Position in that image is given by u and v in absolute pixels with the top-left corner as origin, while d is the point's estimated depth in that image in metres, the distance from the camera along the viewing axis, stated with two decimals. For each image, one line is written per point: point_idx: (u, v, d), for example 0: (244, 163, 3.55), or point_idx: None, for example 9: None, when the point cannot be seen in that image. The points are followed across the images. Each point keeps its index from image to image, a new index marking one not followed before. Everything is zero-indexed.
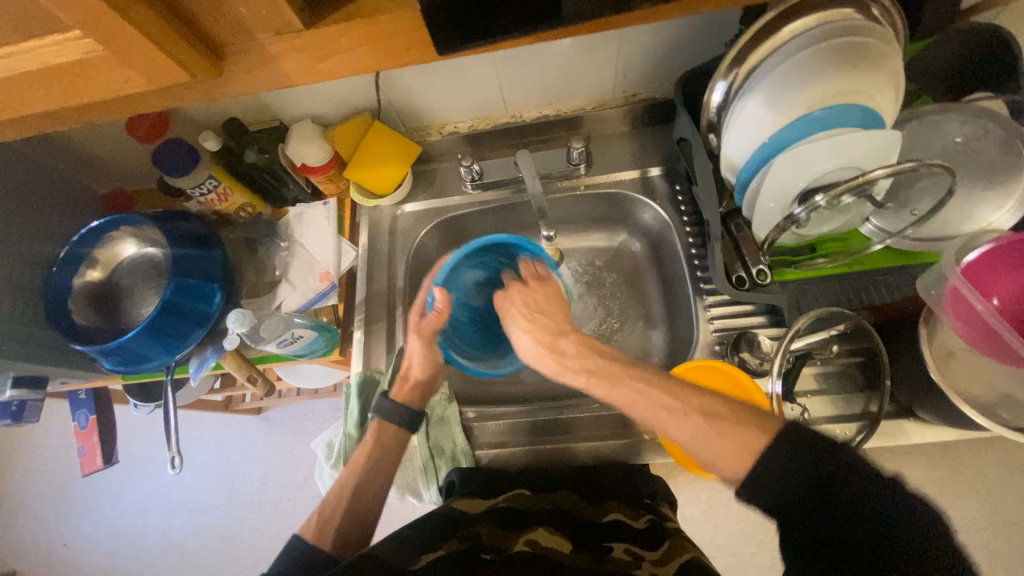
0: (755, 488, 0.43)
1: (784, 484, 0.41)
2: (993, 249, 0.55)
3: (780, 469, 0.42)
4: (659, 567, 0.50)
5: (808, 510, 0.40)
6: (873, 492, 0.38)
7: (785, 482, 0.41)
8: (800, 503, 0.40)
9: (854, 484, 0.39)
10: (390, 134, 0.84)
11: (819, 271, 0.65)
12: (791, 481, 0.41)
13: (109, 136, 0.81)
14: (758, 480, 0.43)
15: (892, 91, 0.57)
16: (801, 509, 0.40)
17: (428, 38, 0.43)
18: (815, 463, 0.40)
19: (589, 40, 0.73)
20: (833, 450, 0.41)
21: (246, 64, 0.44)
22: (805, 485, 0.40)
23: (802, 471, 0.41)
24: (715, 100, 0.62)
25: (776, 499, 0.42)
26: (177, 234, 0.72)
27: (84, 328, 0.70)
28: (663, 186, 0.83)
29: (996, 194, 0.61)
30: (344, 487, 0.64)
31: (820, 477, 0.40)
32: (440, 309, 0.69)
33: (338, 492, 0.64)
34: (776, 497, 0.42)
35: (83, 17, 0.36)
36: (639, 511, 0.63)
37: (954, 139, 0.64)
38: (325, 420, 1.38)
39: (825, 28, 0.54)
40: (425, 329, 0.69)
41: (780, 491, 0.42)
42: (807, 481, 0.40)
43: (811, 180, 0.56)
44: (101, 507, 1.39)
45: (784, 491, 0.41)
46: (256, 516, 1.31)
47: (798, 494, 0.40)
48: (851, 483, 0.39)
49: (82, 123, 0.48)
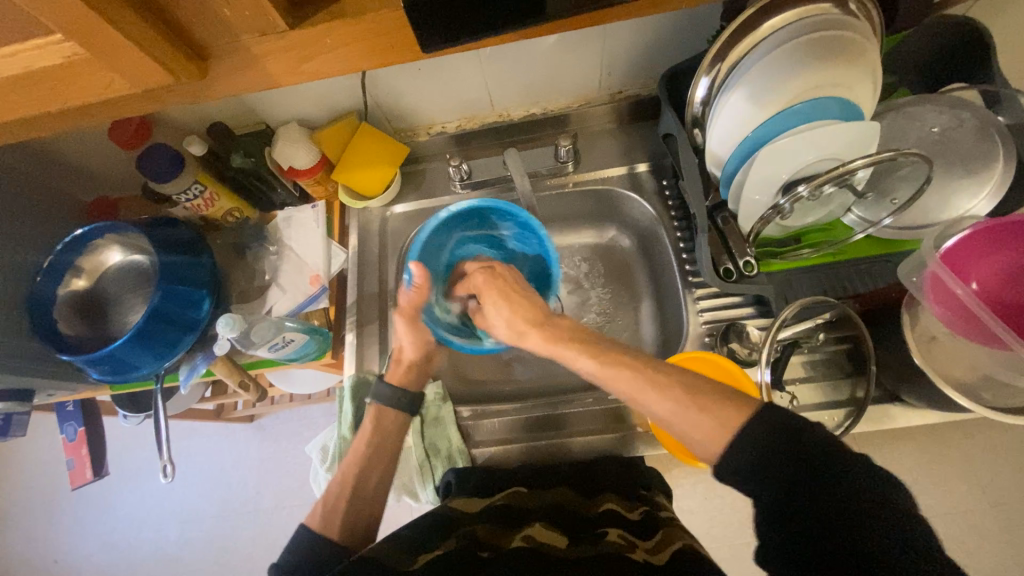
0: (728, 467, 0.44)
1: (757, 464, 0.42)
2: (971, 234, 0.56)
3: (750, 451, 0.43)
4: (653, 555, 0.51)
5: (780, 488, 0.41)
6: (841, 468, 0.39)
7: (757, 461, 0.42)
8: (772, 482, 0.41)
9: (822, 461, 0.40)
10: (378, 135, 0.83)
11: (803, 262, 0.66)
12: (762, 461, 0.42)
13: (91, 143, 0.80)
14: (733, 460, 0.43)
15: (870, 83, 0.59)
16: (773, 487, 0.41)
17: (413, 36, 0.43)
18: (785, 441, 0.41)
19: (573, 38, 0.73)
20: (802, 430, 0.42)
21: (231, 66, 0.44)
22: (777, 464, 0.41)
23: (771, 451, 0.42)
24: (699, 95, 0.63)
25: (761, 471, 0.42)
26: (163, 240, 0.71)
27: (70, 338, 0.69)
28: (650, 182, 0.84)
29: (973, 182, 0.63)
30: (347, 471, 0.65)
31: (789, 456, 0.41)
32: (420, 284, 0.68)
33: (340, 481, 0.64)
34: (749, 476, 0.43)
35: (64, 21, 0.36)
36: (634, 502, 0.64)
37: (931, 129, 0.65)
38: (319, 425, 1.37)
39: (804, 23, 0.55)
40: (406, 308, 0.70)
41: (751, 471, 0.42)
42: (778, 460, 0.41)
43: (793, 172, 0.58)
44: (92, 521, 1.36)
45: (756, 471, 0.42)
46: (251, 524, 1.30)
47: (769, 472, 0.41)
48: (819, 461, 0.40)
49: (63, 128, 0.47)
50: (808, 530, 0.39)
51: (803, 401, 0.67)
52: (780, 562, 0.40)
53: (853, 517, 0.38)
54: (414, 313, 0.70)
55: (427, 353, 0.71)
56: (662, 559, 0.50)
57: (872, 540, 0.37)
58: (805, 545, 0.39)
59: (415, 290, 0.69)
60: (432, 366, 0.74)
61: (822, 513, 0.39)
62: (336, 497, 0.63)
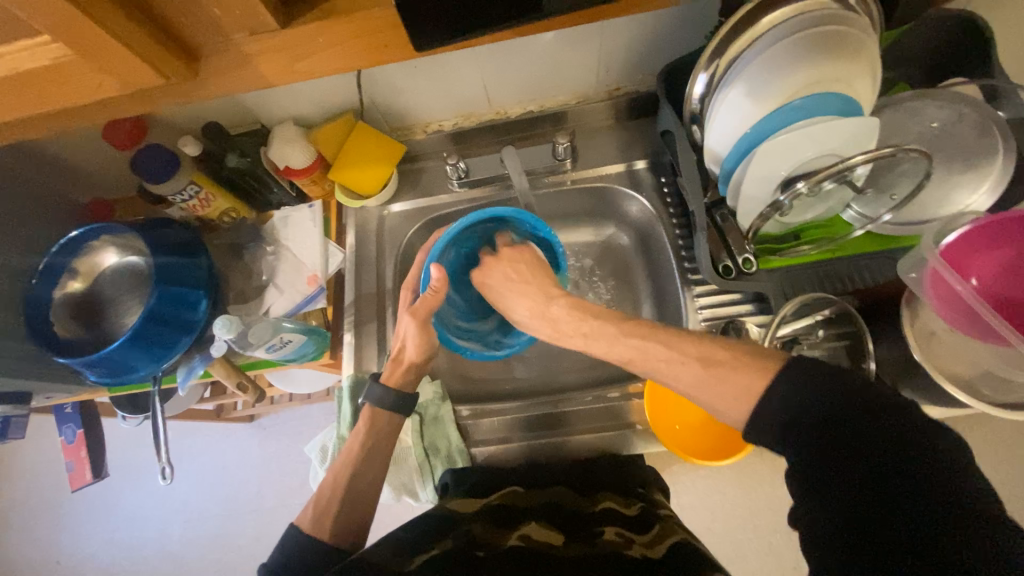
0: (766, 420, 0.43)
1: (793, 415, 0.42)
2: (973, 229, 0.56)
3: (790, 402, 0.42)
4: (649, 550, 0.51)
5: (822, 442, 0.40)
6: (886, 420, 0.39)
7: (794, 411, 0.42)
8: (814, 434, 0.40)
9: (863, 408, 0.40)
10: (374, 134, 0.83)
11: (803, 258, 0.65)
12: (800, 412, 0.41)
13: (86, 144, 0.80)
14: (768, 414, 0.43)
15: (869, 79, 0.58)
16: (814, 438, 0.40)
17: (407, 34, 0.42)
18: (825, 398, 0.41)
19: (570, 34, 0.73)
20: (842, 381, 0.42)
21: (222, 65, 0.44)
22: (816, 415, 0.41)
23: (813, 404, 0.41)
24: (697, 91, 0.61)
25: (780, 434, 0.42)
26: (160, 241, 0.71)
27: (67, 340, 0.68)
28: (648, 178, 0.84)
29: (974, 176, 0.63)
30: (340, 474, 0.64)
31: (830, 404, 0.41)
32: (436, 287, 0.67)
33: (331, 480, 0.64)
34: (788, 430, 0.42)
35: (51, 21, 0.35)
36: (632, 499, 0.64)
37: (930, 124, 0.65)
38: (319, 424, 1.37)
39: (803, 18, 0.55)
40: (419, 311, 0.68)
41: (789, 423, 0.42)
42: (818, 409, 0.41)
43: (792, 169, 0.57)
44: (94, 521, 1.37)
45: (792, 423, 0.42)
46: (252, 522, 1.30)
47: (809, 424, 0.41)
48: (862, 414, 0.40)
49: (54, 129, 0.47)
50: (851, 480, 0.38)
51: None
52: (817, 517, 0.39)
53: (896, 464, 0.37)
54: (426, 317, 0.69)
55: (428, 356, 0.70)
56: (659, 552, 0.51)
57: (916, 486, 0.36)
58: (844, 495, 0.38)
59: (431, 291, 0.67)
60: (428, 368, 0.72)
61: (865, 461, 0.38)
62: (336, 496, 0.63)
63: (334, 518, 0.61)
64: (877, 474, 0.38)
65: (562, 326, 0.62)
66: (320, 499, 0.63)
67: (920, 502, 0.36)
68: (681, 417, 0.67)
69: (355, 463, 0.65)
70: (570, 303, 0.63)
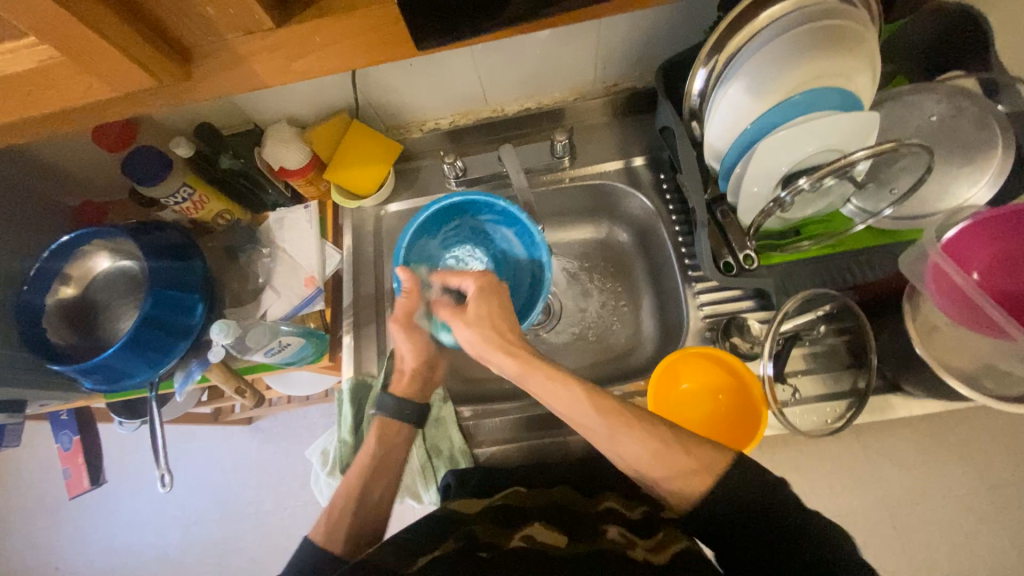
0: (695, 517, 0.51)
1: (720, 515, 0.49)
2: (972, 224, 0.56)
3: (715, 504, 0.49)
4: (652, 553, 0.51)
5: (737, 534, 0.48)
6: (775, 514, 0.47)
7: (726, 508, 0.49)
8: (729, 524, 0.49)
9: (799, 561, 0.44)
10: (370, 133, 0.82)
11: (803, 254, 0.64)
12: (717, 517, 0.49)
13: (75, 145, 0.78)
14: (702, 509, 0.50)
15: (870, 73, 0.58)
16: (723, 531, 0.49)
17: (409, 30, 0.41)
18: (740, 502, 0.48)
19: (566, 30, 0.72)
20: (788, 524, 0.46)
21: (216, 66, 0.43)
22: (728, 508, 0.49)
23: (730, 504, 0.49)
24: (696, 88, 0.62)
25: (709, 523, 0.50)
26: (153, 245, 0.70)
27: (61, 348, 0.67)
28: (647, 175, 0.83)
29: (976, 169, 0.62)
30: (349, 489, 0.64)
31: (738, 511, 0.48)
32: (407, 291, 0.67)
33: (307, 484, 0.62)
34: (711, 523, 0.50)
35: (41, 24, 0.34)
36: (636, 503, 0.63)
37: (930, 117, 0.65)
38: (318, 426, 1.36)
39: (802, 12, 0.54)
40: (400, 316, 0.68)
41: (712, 521, 0.50)
42: (747, 528, 0.47)
43: (792, 164, 0.57)
44: (92, 528, 1.35)
45: (718, 518, 0.49)
46: (253, 525, 1.29)
47: (726, 521, 0.49)
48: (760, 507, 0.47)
49: (41, 134, 0.46)
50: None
51: (805, 393, 0.67)
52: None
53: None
54: (409, 321, 0.69)
55: (430, 361, 0.70)
56: (662, 558, 0.50)
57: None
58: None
59: (403, 296, 0.67)
60: (437, 376, 0.72)
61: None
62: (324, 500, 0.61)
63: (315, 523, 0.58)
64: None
65: (526, 361, 0.59)
66: (331, 514, 0.62)
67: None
68: (683, 418, 0.68)
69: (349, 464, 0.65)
70: None
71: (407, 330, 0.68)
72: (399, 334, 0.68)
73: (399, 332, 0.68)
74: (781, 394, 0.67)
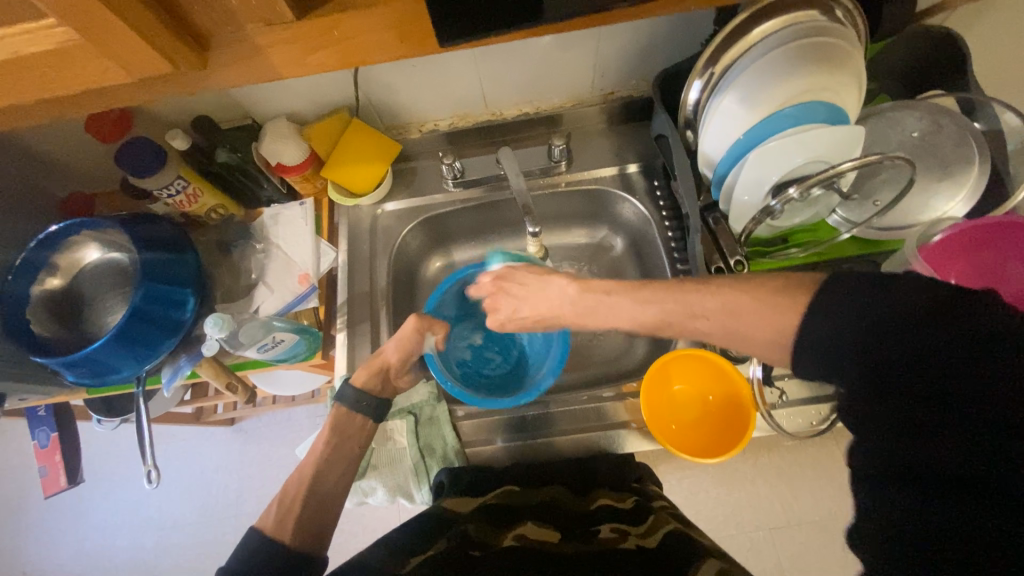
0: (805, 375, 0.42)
1: (843, 346, 0.38)
2: (990, 223, 0.60)
3: (820, 332, 0.39)
4: (644, 540, 0.54)
5: (869, 360, 0.37)
6: (910, 313, 0.36)
7: (855, 334, 0.37)
8: (856, 355, 0.37)
9: (961, 380, 0.34)
10: (369, 131, 0.82)
11: (792, 261, 0.67)
12: (829, 346, 0.39)
13: (68, 134, 0.77)
14: (814, 346, 0.40)
15: (857, 89, 0.61)
16: (852, 371, 0.38)
17: (431, 26, 0.42)
18: (865, 313, 0.37)
19: (568, 36, 0.73)
20: (947, 318, 0.35)
21: (232, 56, 0.43)
22: (850, 339, 0.38)
23: (850, 324, 0.38)
24: (692, 98, 0.64)
25: (824, 361, 0.39)
26: (145, 237, 0.68)
27: (45, 339, 0.66)
28: (641, 182, 0.85)
29: (950, 186, 0.66)
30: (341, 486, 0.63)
31: (863, 332, 0.37)
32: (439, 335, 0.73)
33: (296, 480, 0.61)
34: (818, 368, 0.40)
35: (64, 6, 0.34)
36: (626, 494, 0.66)
37: (911, 133, 0.68)
38: (303, 428, 1.33)
39: (792, 29, 0.57)
40: (421, 323, 0.71)
41: (830, 354, 0.39)
42: (891, 345, 0.36)
43: (783, 174, 0.59)
44: (64, 530, 1.31)
45: (833, 351, 0.39)
46: (233, 529, 1.26)
47: (845, 354, 0.38)
48: (893, 313, 0.36)
49: (49, 116, 0.45)
50: (912, 459, 0.36)
51: (791, 396, 0.68)
52: (864, 494, 0.38)
53: (963, 454, 0.34)
54: (421, 328, 0.70)
55: (403, 368, 0.71)
56: (654, 543, 0.53)
57: (980, 490, 0.33)
58: (892, 484, 0.36)
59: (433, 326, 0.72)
60: (400, 382, 0.72)
61: (928, 449, 0.35)
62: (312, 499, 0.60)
63: (300, 516, 0.57)
64: (942, 467, 0.34)
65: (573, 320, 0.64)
66: None
67: (975, 523, 0.33)
68: (676, 417, 0.70)
69: (337, 461, 0.64)
70: (568, 301, 0.63)
71: (420, 335, 0.70)
72: (409, 332, 0.69)
73: (411, 328, 0.70)
74: (769, 396, 0.68)
